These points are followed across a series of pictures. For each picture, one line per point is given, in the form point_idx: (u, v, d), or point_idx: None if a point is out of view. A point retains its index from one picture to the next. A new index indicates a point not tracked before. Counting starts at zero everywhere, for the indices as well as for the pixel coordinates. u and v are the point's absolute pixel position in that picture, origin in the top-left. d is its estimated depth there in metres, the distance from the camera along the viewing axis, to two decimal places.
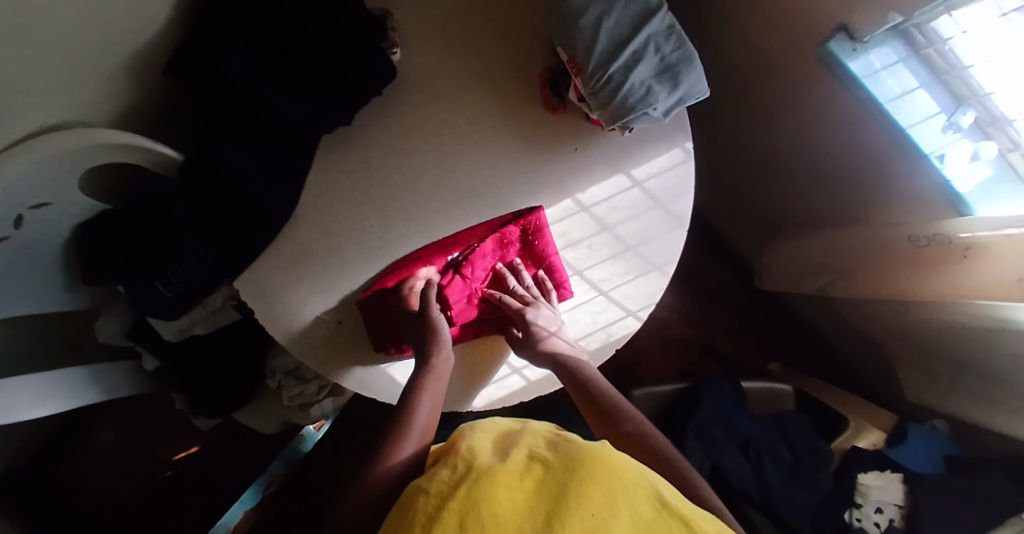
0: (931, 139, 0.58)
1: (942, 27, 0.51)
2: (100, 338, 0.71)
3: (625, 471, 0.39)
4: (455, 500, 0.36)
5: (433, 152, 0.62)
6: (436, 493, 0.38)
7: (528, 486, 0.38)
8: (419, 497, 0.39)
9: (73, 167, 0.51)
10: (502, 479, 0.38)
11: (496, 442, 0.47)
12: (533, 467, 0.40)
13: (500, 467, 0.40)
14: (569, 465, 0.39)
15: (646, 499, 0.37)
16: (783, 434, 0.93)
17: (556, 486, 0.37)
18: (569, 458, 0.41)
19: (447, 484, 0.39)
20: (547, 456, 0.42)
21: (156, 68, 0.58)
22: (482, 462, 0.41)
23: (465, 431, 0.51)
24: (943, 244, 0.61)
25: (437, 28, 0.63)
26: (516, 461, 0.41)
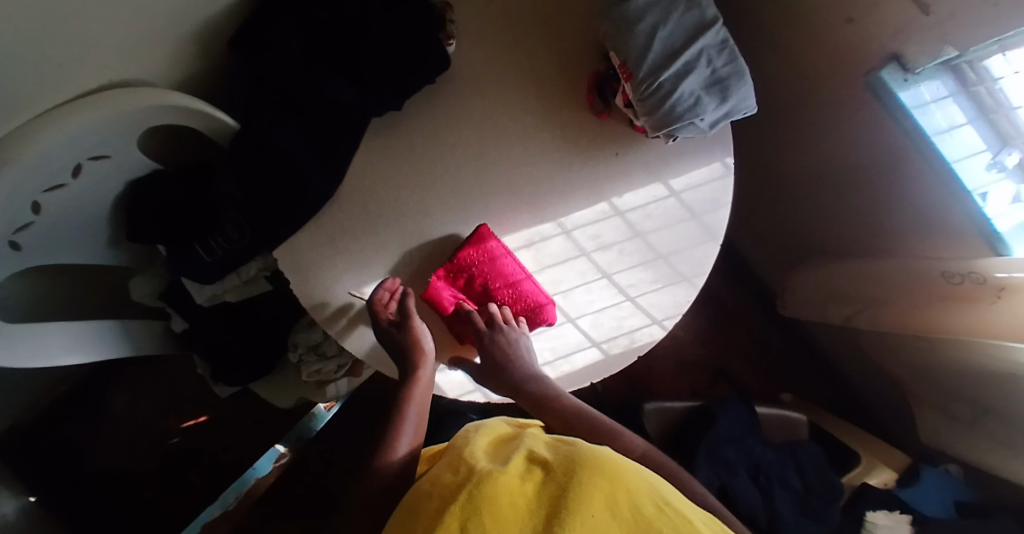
0: (975, 176, 0.57)
1: (994, 66, 0.53)
2: (135, 297, 0.73)
3: (625, 472, 0.40)
4: (455, 506, 0.37)
5: (479, 145, 0.63)
6: (438, 499, 0.39)
7: (528, 489, 0.38)
8: (423, 503, 0.40)
9: (132, 124, 0.53)
10: (504, 482, 0.38)
11: (496, 446, 0.48)
12: (533, 470, 0.40)
13: (501, 471, 0.40)
14: (569, 468, 0.40)
15: (648, 499, 0.38)
16: (795, 462, 0.93)
17: (555, 489, 0.38)
18: (569, 460, 0.41)
19: (449, 489, 0.40)
20: (549, 456, 0.43)
21: (220, 39, 0.60)
22: (482, 467, 0.41)
23: (466, 434, 0.51)
24: (977, 282, 0.61)
25: (493, 25, 0.64)
26: (515, 464, 0.42)
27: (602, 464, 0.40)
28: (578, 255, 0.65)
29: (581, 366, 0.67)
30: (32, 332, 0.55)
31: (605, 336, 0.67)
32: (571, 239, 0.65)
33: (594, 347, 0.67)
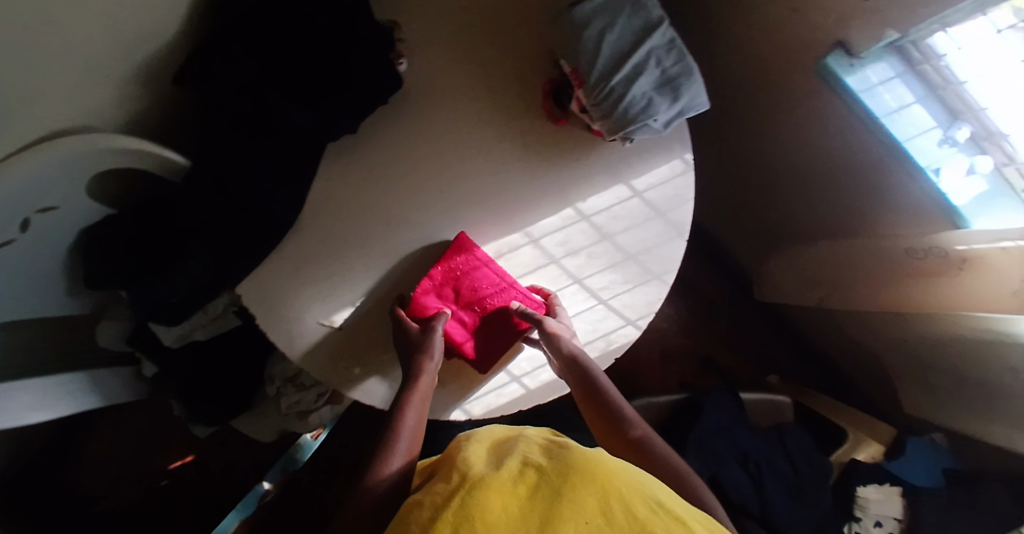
0: (928, 153, 0.59)
1: (937, 44, 0.53)
2: (103, 343, 0.71)
3: (617, 475, 0.38)
4: (446, 514, 0.35)
5: (440, 163, 0.63)
6: (430, 506, 0.38)
7: (520, 493, 0.37)
8: (413, 511, 0.38)
9: (77, 171, 0.52)
10: (495, 487, 0.37)
11: (492, 451, 0.46)
12: (525, 475, 0.39)
13: (494, 476, 0.39)
14: (562, 472, 0.38)
15: (642, 502, 0.36)
16: (783, 446, 0.93)
17: (548, 493, 0.36)
18: (563, 464, 0.40)
19: (439, 498, 0.38)
20: (543, 460, 0.41)
21: (162, 76, 0.58)
22: (474, 473, 0.40)
23: (461, 441, 0.50)
24: (940, 256, 0.62)
25: (444, 39, 0.63)
26: (507, 469, 0.40)
27: (595, 467, 0.38)
28: (548, 263, 0.65)
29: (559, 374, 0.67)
30: None
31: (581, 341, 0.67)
32: (539, 247, 0.65)
33: None
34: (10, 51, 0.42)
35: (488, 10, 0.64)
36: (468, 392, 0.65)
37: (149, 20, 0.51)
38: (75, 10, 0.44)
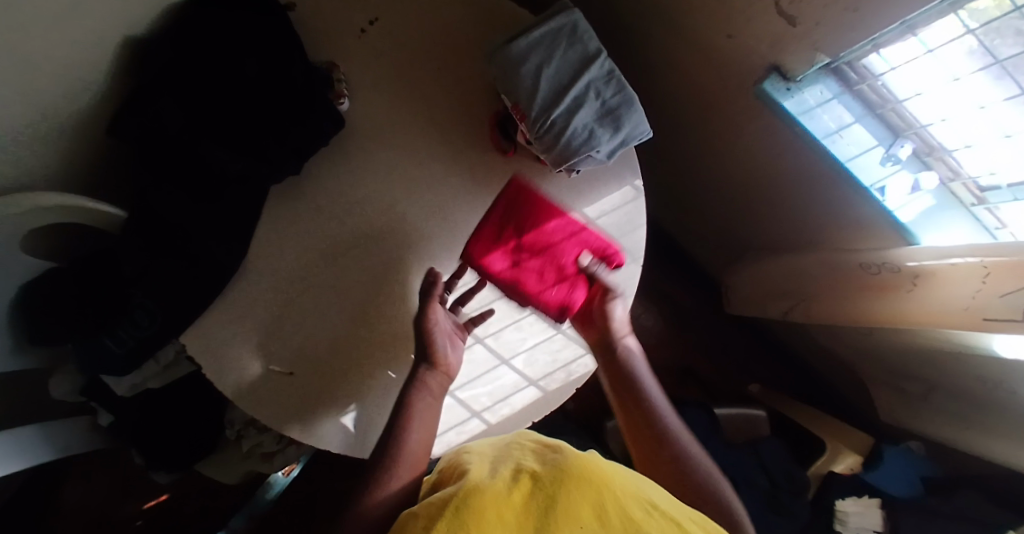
0: (871, 171, 0.58)
1: (873, 64, 0.53)
2: (56, 396, 0.69)
3: (613, 478, 0.39)
4: (442, 523, 0.35)
5: (387, 198, 0.62)
6: (425, 514, 0.37)
7: (517, 498, 0.37)
8: (407, 521, 0.38)
9: (7, 232, 0.51)
10: (492, 494, 0.37)
11: (487, 460, 0.46)
12: (520, 479, 0.39)
13: (489, 484, 0.39)
14: (558, 475, 0.39)
15: (636, 504, 0.37)
16: (758, 460, 0.93)
17: (545, 499, 0.36)
18: (557, 468, 0.40)
19: (435, 504, 0.38)
20: (536, 466, 0.42)
21: (94, 128, 0.57)
22: (469, 479, 0.40)
23: (460, 454, 0.49)
24: (892, 272, 0.62)
25: (384, 75, 0.62)
26: (502, 475, 0.41)
27: (589, 470, 0.38)
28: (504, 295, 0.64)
29: (521, 407, 0.66)
30: None
31: (541, 373, 0.66)
32: None
33: (532, 386, 0.65)
34: None
35: (426, 43, 0.63)
36: None
37: (74, 75, 0.50)
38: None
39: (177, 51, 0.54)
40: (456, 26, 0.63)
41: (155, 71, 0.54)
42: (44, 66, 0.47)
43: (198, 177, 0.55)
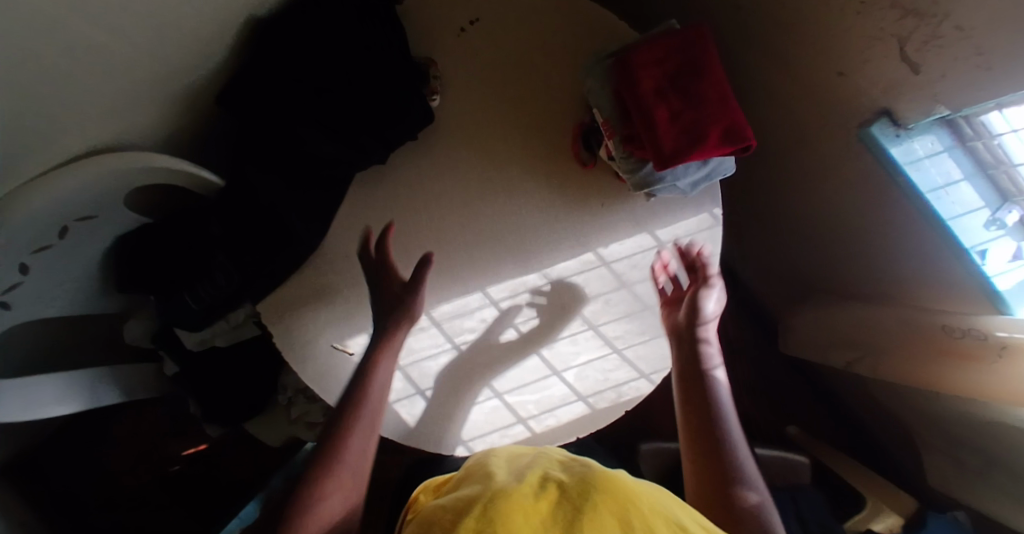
0: (973, 233, 0.56)
1: (993, 122, 0.50)
2: (128, 340, 0.73)
3: (638, 494, 0.38)
4: (468, 518, 0.36)
5: (464, 196, 0.63)
6: (450, 511, 0.39)
7: (544, 504, 0.38)
8: (438, 512, 0.40)
9: (118, 186, 0.54)
10: (517, 497, 0.38)
11: (511, 468, 0.47)
12: (546, 486, 0.39)
13: (515, 487, 0.40)
14: (584, 489, 0.39)
15: (662, 523, 0.36)
16: (794, 508, 0.90)
17: (571, 510, 0.36)
18: (584, 481, 0.40)
19: (460, 504, 0.39)
20: (563, 476, 0.42)
21: (206, 96, 0.60)
22: (497, 484, 0.41)
23: (478, 458, 0.51)
24: (978, 339, 0.58)
25: (479, 75, 0.63)
26: (529, 481, 0.41)
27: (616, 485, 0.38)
28: (564, 306, 0.64)
29: (566, 421, 0.65)
30: (19, 387, 0.56)
31: (591, 389, 0.65)
32: (556, 290, 0.63)
33: (580, 401, 0.65)
34: (64, 73, 0.43)
35: (524, 47, 0.64)
36: (472, 430, 0.64)
37: (197, 45, 0.53)
38: (132, 39, 0.46)
39: (287, 36, 0.56)
40: (556, 38, 0.64)
41: (269, 51, 0.56)
42: (175, 35, 0.50)
43: (292, 156, 0.57)
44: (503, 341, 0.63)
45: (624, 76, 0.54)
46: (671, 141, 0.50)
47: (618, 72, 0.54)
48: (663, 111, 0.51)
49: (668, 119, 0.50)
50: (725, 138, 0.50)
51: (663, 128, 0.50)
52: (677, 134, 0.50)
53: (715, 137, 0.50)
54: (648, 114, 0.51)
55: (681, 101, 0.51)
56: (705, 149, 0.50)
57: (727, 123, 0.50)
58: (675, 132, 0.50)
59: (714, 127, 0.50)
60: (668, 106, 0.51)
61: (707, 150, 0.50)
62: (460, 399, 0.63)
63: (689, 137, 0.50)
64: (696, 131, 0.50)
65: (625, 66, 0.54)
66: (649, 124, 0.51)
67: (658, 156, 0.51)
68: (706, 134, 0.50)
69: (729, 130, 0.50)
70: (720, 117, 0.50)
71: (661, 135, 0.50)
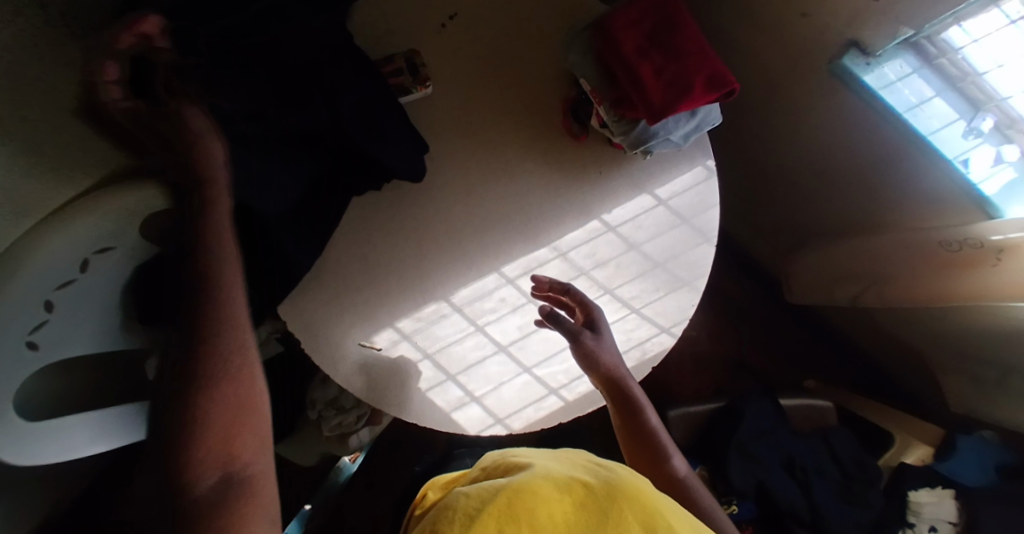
0: (954, 145, 0.59)
1: (953, 38, 0.54)
2: (152, 378, 0.72)
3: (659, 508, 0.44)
4: (497, 504, 0.41)
5: (465, 183, 0.65)
6: (476, 496, 0.43)
7: (567, 505, 0.43)
8: (459, 499, 0.44)
9: (132, 213, 0.55)
10: (546, 497, 0.43)
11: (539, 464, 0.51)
12: (574, 491, 0.45)
13: (543, 483, 0.45)
14: (609, 493, 0.44)
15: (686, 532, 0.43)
16: (827, 449, 0.91)
17: (597, 515, 0.42)
18: (610, 487, 0.45)
19: (485, 491, 0.44)
20: (590, 479, 0.47)
21: None
22: (523, 477, 0.45)
23: (498, 457, 0.55)
24: (974, 247, 0.60)
25: (465, 64, 0.66)
26: (556, 479, 0.46)
27: (642, 499, 0.44)
28: (577, 274, 0.65)
29: None
30: (55, 431, 0.57)
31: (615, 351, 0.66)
32: (567, 260, 0.65)
33: None
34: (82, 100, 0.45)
35: (505, 32, 0.67)
36: (507, 407, 0.65)
37: None
38: None
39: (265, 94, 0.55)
40: (533, 22, 0.67)
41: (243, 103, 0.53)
42: None
43: None
44: (524, 317, 0.64)
45: (604, 39, 0.56)
46: (659, 95, 0.53)
47: (599, 35, 0.57)
48: (647, 67, 0.54)
49: (652, 77, 0.53)
50: (711, 88, 0.52)
51: (651, 83, 0.53)
52: (662, 89, 0.53)
53: (701, 87, 0.52)
54: (633, 74, 0.54)
55: (663, 57, 0.54)
56: (692, 99, 0.52)
57: (709, 74, 0.53)
58: (660, 89, 0.53)
59: (700, 76, 0.52)
60: (652, 62, 0.54)
61: (695, 101, 0.52)
62: (488, 381, 0.64)
63: (675, 90, 0.52)
64: (681, 83, 0.52)
65: (604, 30, 0.57)
66: (634, 84, 0.54)
67: (649, 112, 0.53)
68: (693, 83, 0.52)
69: (713, 80, 0.52)
70: (703, 70, 0.53)
71: (648, 91, 0.53)
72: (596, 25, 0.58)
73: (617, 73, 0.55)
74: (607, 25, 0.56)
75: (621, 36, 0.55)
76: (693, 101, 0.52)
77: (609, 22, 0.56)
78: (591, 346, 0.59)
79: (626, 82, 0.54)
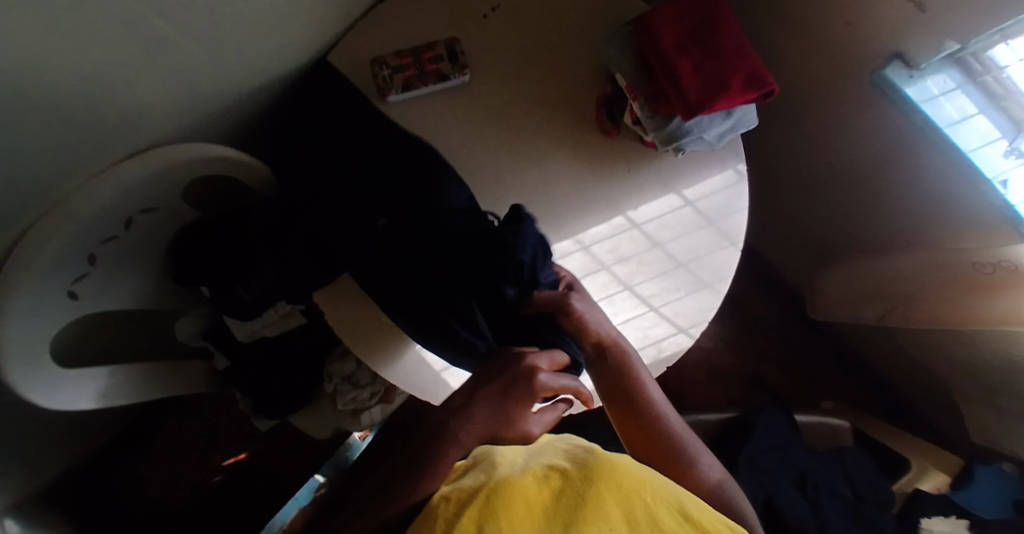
0: (993, 164, 0.57)
1: (998, 55, 0.52)
2: (179, 339, 0.75)
3: (639, 487, 0.45)
4: (473, 506, 0.42)
5: (495, 171, 0.65)
6: (456, 501, 0.44)
7: (545, 495, 0.43)
8: (439, 504, 0.45)
9: (178, 177, 0.57)
10: (521, 488, 0.43)
11: (521, 454, 0.51)
12: (550, 478, 0.45)
13: (519, 476, 0.45)
14: (586, 477, 0.45)
15: (667, 511, 0.44)
16: (840, 469, 0.89)
17: (574, 499, 0.43)
18: (587, 470, 0.46)
19: (462, 493, 0.45)
20: (570, 466, 0.47)
21: (257, 90, 0.64)
22: (500, 472, 0.46)
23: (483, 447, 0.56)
24: (1010, 270, 0.59)
25: (506, 56, 0.67)
26: (534, 470, 0.47)
27: (623, 479, 0.45)
28: (598, 269, 0.65)
29: None
30: (88, 380, 0.59)
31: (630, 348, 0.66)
32: (590, 254, 0.65)
33: None
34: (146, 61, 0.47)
35: (547, 28, 0.68)
36: None
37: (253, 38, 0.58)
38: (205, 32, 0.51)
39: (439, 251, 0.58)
40: (574, 18, 0.69)
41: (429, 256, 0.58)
42: None
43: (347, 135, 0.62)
44: None
45: (644, 35, 0.57)
46: (695, 91, 0.53)
47: (640, 30, 0.58)
48: (686, 63, 0.54)
49: (689, 74, 0.53)
50: (750, 88, 0.53)
51: (687, 80, 0.53)
52: (700, 85, 0.53)
53: (739, 86, 0.52)
54: (670, 70, 0.54)
55: (702, 54, 0.54)
56: (730, 97, 0.53)
57: (750, 76, 0.53)
58: (699, 85, 0.53)
59: (737, 78, 0.53)
60: (689, 59, 0.54)
61: (731, 100, 0.53)
62: None
63: (713, 87, 0.53)
64: (717, 81, 0.53)
65: (644, 25, 0.57)
66: (671, 79, 0.54)
67: (685, 108, 0.54)
68: (730, 82, 0.52)
69: (753, 82, 0.53)
70: (742, 70, 0.53)
71: (684, 86, 0.53)
72: (636, 21, 0.59)
73: (655, 69, 0.56)
74: (647, 21, 0.57)
75: (660, 32, 0.56)
76: (730, 99, 0.53)
77: (648, 18, 0.57)
78: (592, 328, 0.60)
79: (663, 77, 0.55)
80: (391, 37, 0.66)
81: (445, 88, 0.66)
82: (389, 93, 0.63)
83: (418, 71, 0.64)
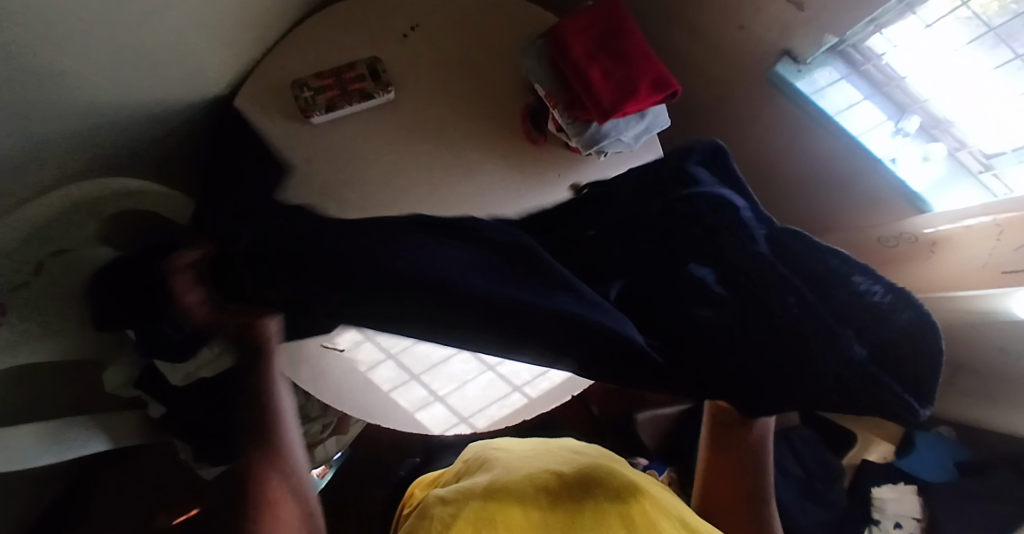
0: (884, 144, 0.64)
1: (875, 45, 0.60)
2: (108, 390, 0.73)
3: (639, 492, 0.45)
4: (468, 511, 0.42)
5: (428, 185, 0.65)
6: (452, 501, 0.44)
7: (541, 499, 0.44)
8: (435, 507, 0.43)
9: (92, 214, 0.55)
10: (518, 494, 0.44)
11: (514, 457, 0.52)
12: (548, 482, 0.46)
13: (517, 481, 0.46)
14: (583, 481, 0.46)
15: (663, 516, 0.44)
16: (791, 450, 0.93)
17: (570, 503, 0.44)
18: (583, 473, 0.47)
19: (461, 495, 0.45)
20: (567, 468, 0.48)
21: (173, 122, 0.63)
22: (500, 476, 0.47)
23: (478, 448, 0.56)
24: (911, 241, 0.64)
25: (426, 74, 0.69)
26: (531, 473, 0.47)
27: (620, 484, 0.45)
28: None
29: (560, 380, 0.67)
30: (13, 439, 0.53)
31: None
32: None
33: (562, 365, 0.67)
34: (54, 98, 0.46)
35: (464, 46, 0.71)
36: (472, 405, 0.65)
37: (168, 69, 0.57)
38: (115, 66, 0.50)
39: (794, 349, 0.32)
40: (491, 34, 0.72)
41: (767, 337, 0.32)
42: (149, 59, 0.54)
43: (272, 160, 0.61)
44: None
45: (555, 46, 0.60)
46: (608, 95, 0.56)
47: (550, 41, 0.60)
48: (595, 70, 0.57)
49: (601, 79, 0.56)
50: (659, 89, 0.57)
51: (601, 84, 0.56)
52: (611, 90, 0.56)
53: (648, 88, 0.56)
54: (582, 77, 0.57)
55: (610, 60, 0.58)
56: (641, 98, 0.56)
57: (657, 78, 0.57)
58: (611, 88, 0.56)
59: (645, 79, 0.56)
60: (599, 65, 0.57)
61: (643, 101, 0.56)
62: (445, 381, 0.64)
63: (626, 89, 0.56)
64: (627, 84, 0.56)
65: (554, 34, 0.60)
66: (585, 85, 0.57)
67: (601, 109, 0.56)
68: (638, 84, 0.56)
69: (660, 82, 0.57)
70: (649, 72, 0.57)
71: (597, 91, 0.56)
72: (547, 34, 0.61)
73: (568, 76, 0.58)
74: (557, 32, 0.60)
75: (568, 43, 0.59)
76: (641, 100, 0.56)
77: (557, 30, 0.60)
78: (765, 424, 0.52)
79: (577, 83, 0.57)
80: (312, 60, 0.67)
81: (369, 108, 0.66)
82: (313, 114, 0.63)
83: (341, 92, 0.65)
